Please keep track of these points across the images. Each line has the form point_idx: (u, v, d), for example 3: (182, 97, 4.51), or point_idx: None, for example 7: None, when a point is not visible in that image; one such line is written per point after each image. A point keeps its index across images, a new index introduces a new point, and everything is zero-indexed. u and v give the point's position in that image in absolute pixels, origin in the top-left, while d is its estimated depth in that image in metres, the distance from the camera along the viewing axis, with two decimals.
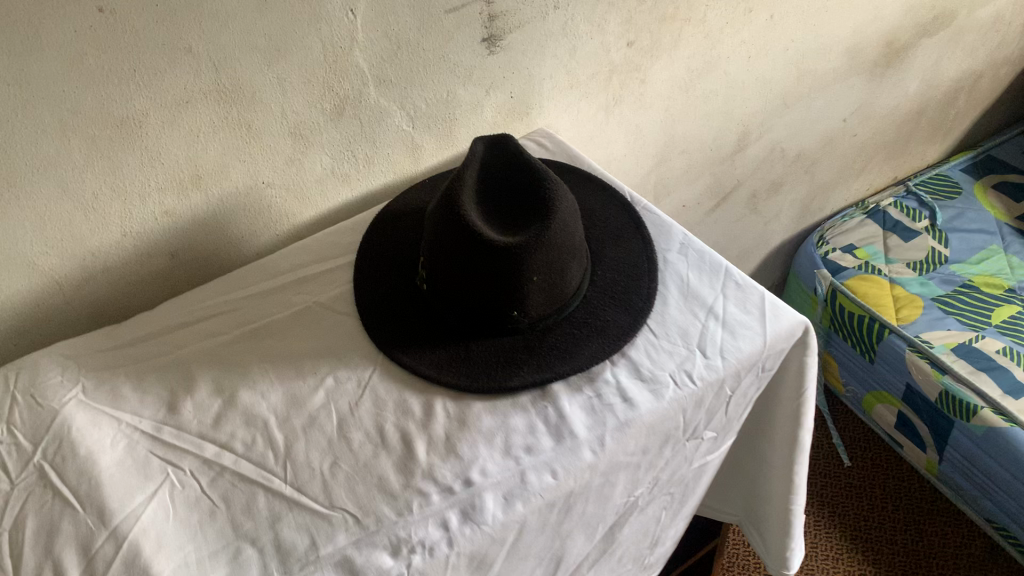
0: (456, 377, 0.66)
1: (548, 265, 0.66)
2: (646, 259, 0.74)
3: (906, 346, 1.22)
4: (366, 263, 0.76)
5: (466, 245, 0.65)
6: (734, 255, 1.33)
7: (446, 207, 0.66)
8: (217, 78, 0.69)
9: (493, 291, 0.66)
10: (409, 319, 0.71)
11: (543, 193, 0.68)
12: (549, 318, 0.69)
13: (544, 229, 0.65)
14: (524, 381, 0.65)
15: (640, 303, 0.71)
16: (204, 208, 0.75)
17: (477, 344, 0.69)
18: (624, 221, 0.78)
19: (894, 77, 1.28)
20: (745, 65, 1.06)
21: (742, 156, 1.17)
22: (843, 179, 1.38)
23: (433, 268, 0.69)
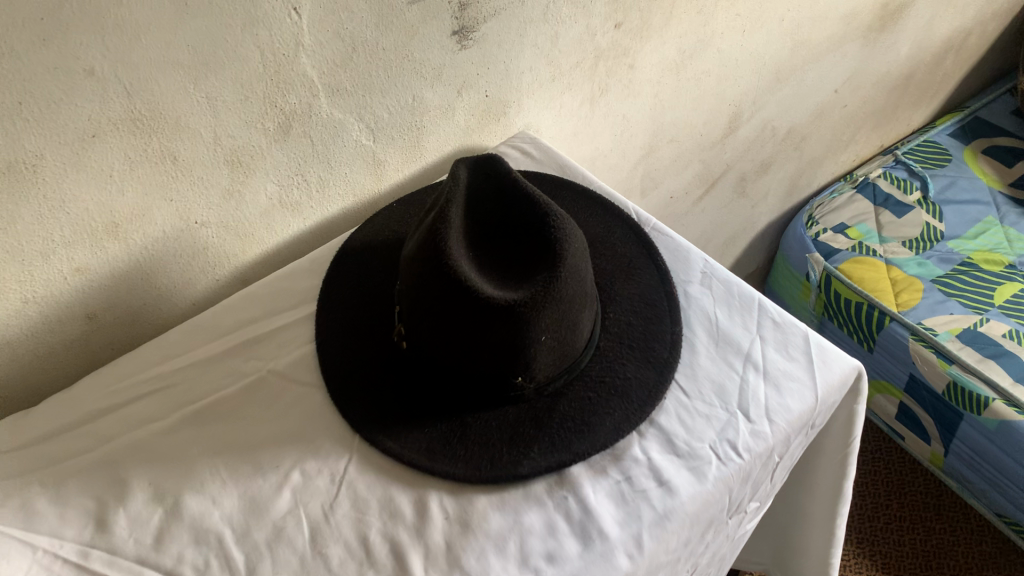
0: (454, 466, 0.54)
1: (559, 322, 0.54)
2: (666, 296, 0.63)
3: (908, 333, 1.13)
4: (330, 314, 0.62)
5: (459, 305, 0.52)
6: (720, 242, 1.23)
7: (430, 255, 0.53)
8: (131, 105, 0.55)
9: (493, 357, 0.54)
10: (389, 389, 0.58)
11: (548, 231, 0.55)
12: (558, 381, 0.57)
13: (554, 279, 0.53)
14: (538, 466, 0.54)
15: (665, 353, 0.59)
16: (125, 259, 0.61)
17: (475, 418, 0.57)
18: (634, 248, 0.66)
19: (888, 41, 1.17)
20: (740, 40, 0.93)
21: (732, 139, 1.06)
22: (831, 153, 1.28)
23: (416, 327, 0.57)
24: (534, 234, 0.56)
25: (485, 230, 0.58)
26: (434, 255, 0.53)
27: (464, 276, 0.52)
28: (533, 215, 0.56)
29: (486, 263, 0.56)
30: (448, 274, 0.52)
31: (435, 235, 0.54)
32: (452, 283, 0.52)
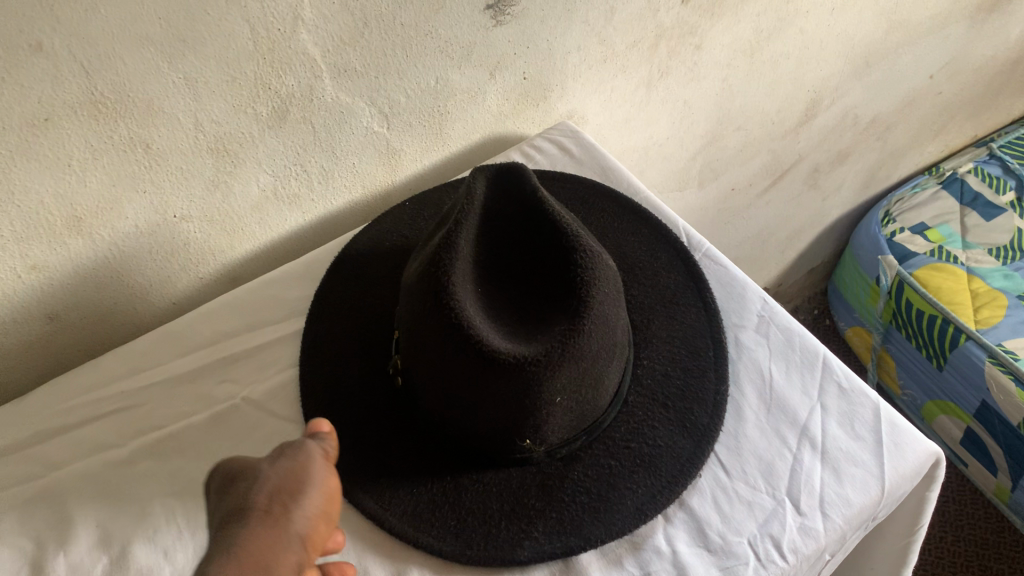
0: (440, 540, 0.45)
1: (580, 383, 0.45)
2: (713, 344, 0.53)
3: (985, 355, 1.00)
4: (321, 333, 0.54)
5: (460, 357, 0.43)
6: (784, 236, 1.12)
7: (429, 291, 0.44)
8: (92, 85, 0.45)
9: (498, 418, 0.45)
10: (377, 432, 0.50)
11: (575, 269, 0.46)
12: (576, 444, 0.48)
13: (577, 332, 0.43)
14: (540, 551, 0.45)
15: (705, 419, 0.50)
16: (92, 257, 0.53)
17: (473, 479, 0.48)
18: (679, 280, 0.56)
19: (999, 22, 1.03)
20: (828, 19, 0.81)
21: (808, 127, 0.94)
22: (916, 144, 1.15)
23: (411, 367, 0.47)
24: (559, 269, 0.47)
25: (502, 258, 0.48)
26: (435, 291, 0.44)
27: (468, 323, 0.43)
28: (560, 246, 0.47)
29: (499, 300, 0.47)
30: (449, 317, 0.43)
31: (438, 265, 0.44)
32: (452, 331, 0.43)
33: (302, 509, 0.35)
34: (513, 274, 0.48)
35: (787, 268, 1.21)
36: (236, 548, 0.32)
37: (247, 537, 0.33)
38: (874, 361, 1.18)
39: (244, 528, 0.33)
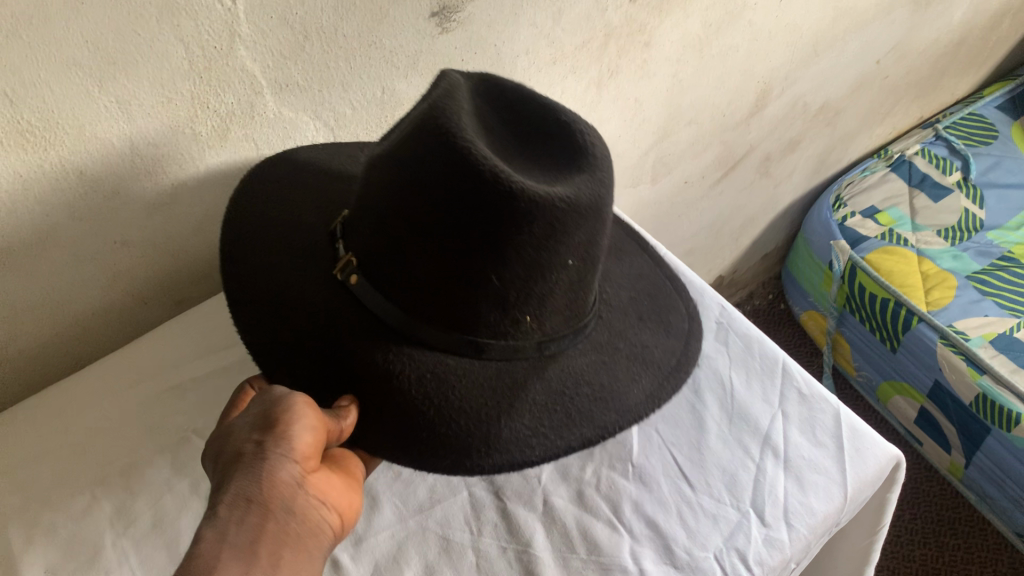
0: (431, 459, 0.39)
1: (588, 251, 0.40)
2: (664, 277, 0.55)
3: (937, 337, 1.02)
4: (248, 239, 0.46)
5: (474, 205, 0.35)
6: (738, 224, 1.12)
7: (430, 134, 0.36)
8: (17, 112, 0.43)
9: (505, 290, 0.38)
10: (328, 337, 0.41)
11: (568, 129, 0.40)
12: (570, 335, 0.43)
13: (593, 182, 0.39)
14: (549, 450, 0.41)
15: (682, 322, 0.52)
16: (27, 289, 0.51)
17: (459, 376, 0.40)
18: (618, 234, 0.58)
19: (941, 6, 1.04)
20: (776, 11, 0.81)
21: (758, 117, 0.94)
22: (865, 128, 1.16)
23: (376, 255, 0.39)
24: (546, 134, 0.41)
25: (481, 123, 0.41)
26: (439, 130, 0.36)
27: (485, 159, 0.35)
28: (544, 109, 0.41)
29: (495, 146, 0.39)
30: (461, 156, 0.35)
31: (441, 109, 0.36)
32: (468, 172, 0.35)
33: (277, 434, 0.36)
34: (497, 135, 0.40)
35: (742, 255, 1.21)
36: (222, 496, 0.34)
37: (233, 481, 0.34)
38: (828, 344, 1.19)
39: (232, 475, 0.35)
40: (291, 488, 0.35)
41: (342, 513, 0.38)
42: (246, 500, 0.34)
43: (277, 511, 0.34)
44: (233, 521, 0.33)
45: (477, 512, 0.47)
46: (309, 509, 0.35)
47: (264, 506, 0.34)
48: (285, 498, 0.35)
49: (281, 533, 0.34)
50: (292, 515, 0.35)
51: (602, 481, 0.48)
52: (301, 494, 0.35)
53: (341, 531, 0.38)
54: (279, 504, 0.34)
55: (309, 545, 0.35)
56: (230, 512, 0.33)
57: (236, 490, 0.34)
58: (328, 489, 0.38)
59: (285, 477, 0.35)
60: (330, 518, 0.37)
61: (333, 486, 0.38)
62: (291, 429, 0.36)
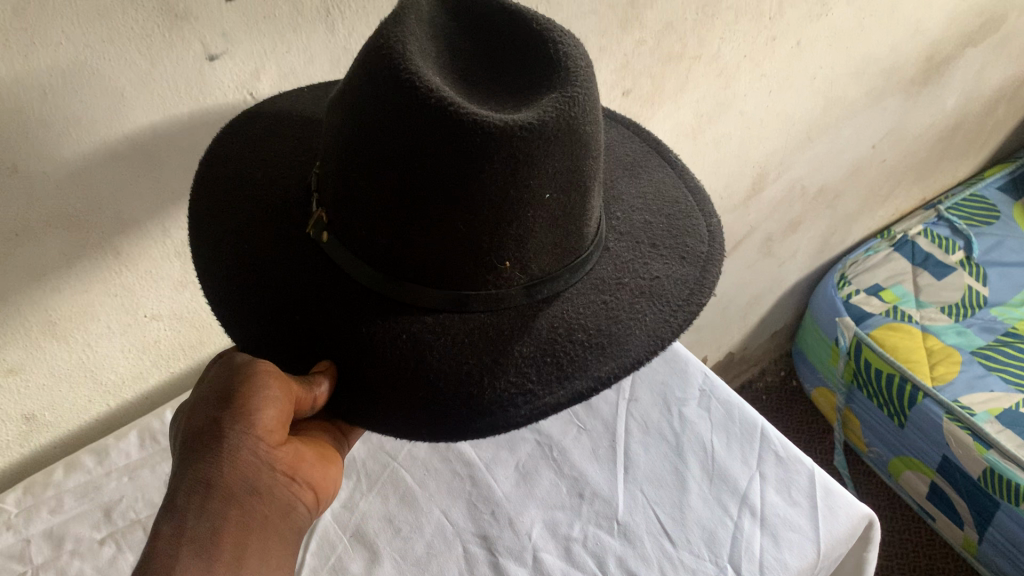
0: (401, 426, 0.36)
1: (570, 177, 0.36)
2: (696, 200, 0.50)
3: (943, 412, 1.03)
4: (223, 198, 0.44)
5: (427, 135, 0.33)
6: (744, 301, 1.16)
7: (378, 65, 0.34)
8: (66, 199, 0.48)
9: (476, 227, 0.35)
10: (299, 296, 0.39)
11: (546, 47, 0.38)
12: (561, 276, 0.39)
13: (571, 97, 0.35)
14: (537, 409, 0.37)
15: (703, 244, 0.47)
16: (65, 358, 0.56)
17: (434, 335, 0.37)
18: (642, 149, 0.54)
19: (932, 93, 1.10)
20: (766, 100, 0.87)
21: (757, 200, 0.99)
22: (866, 209, 1.20)
23: (343, 210, 0.38)
24: (529, 57, 0.39)
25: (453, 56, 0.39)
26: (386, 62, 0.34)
27: (433, 88, 0.33)
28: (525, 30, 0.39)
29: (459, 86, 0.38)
30: (408, 86, 0.33)
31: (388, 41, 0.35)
32: (415, 103, 0.33)
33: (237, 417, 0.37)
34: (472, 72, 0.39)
35: (751, 332, 1.25)
36: (182, 482, 0.37)
37: (193, 465, 0.37)
38: (840, 421, 1.21)
39: (193, 460, 0.37)
40: (250, 471, 0.37)
41: (303, 481, 0.40)
42: (203, 487, 0.36)
43: (240, 494, 0.37)
44: (191, 512, 0.36)
45: (470, 567, 0.49)
46: (274, 488, 0.38)
47: (225, 492, 0.36)
48: (250, 477, 0.37)
49: (243, 513, 0.37)
50: (257, 494, 0.37)
51: (589, 538, 0.50)
52: (259, 475, 0.37)
53: (310, 499, 0.41)
54: (236, 488, 0.37)
55: (274, 523, 0.38)
56: (187, 501, 0.36)
57: (196, 475, 0.36)
58: (297, 459, 0.40)
59: (251, 455, 0.37)
60: (298, 487, 0.40)
61: (303, 457, 0.41)
62: (264, 402, 0.38)
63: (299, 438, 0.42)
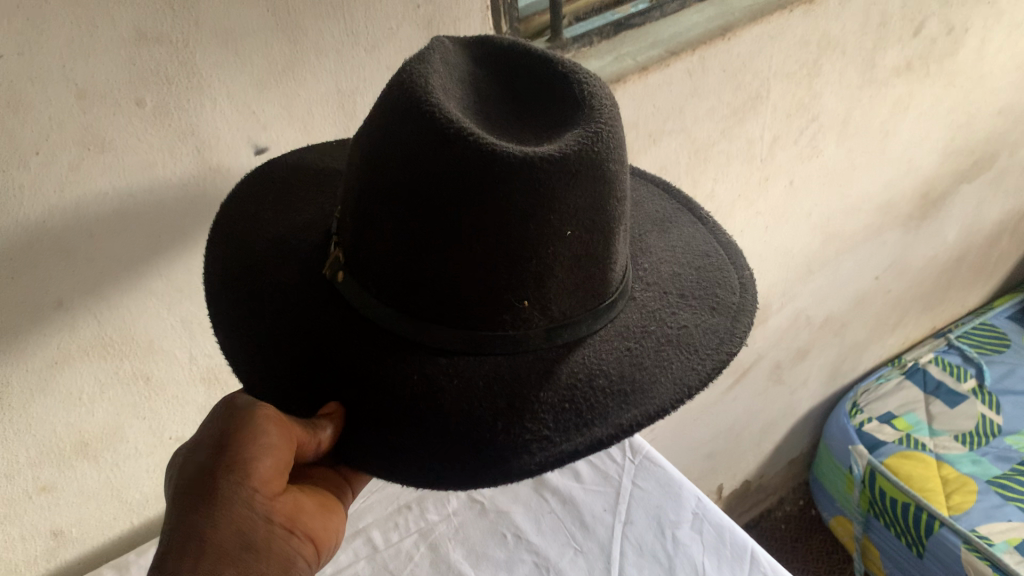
0: (412, 473, 0.38)
1: (591, 219, 0.39)
2: (723, 254, 0.53)
3: (960, 541, 1.02)
4: (236, 267, 0.48)
5: (451, 176, 0.36)
6: (757, 428, 1.18)
7: (406, 105, 0.37)
8: (102, 332, 0.55)
9: (496, 266, 0.37)
10: (309, 340, 0.42)
11: (571, 92, 0.41)
12: (584, 321, 0.41)
13: (595, 134, 0.37)
14: (554, 454, 0.38)
15: (732, 297, 0.49)
16: (94, 477, 0.61)
17: (449, 376, 0.39)
18: (671, 207, 0.57)
19: (931, 227, 1.14)
20: (763, 235, 0.92)
21: (763, 329, 1.03)
22: (875, 337, 1.23)
23: (361, 253, 0.41)
24: (555, 100, 0.42)
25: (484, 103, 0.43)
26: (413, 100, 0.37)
27: (457, 123, 0.36)
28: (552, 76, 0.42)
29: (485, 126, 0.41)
30: (433, 125, 0.36)
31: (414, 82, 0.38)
32: (440, 142, 0.36)
33: (233, 473, 0.39)
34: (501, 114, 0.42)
35: (767, 460, 1.26)
36: (178, 539, 0.38)
37: (188, 523, 0.38)
38: (859, 551, 1.19)
39: (189, 516, 0.38)
40: (244, 527, 0.38)
41: (302, 535, 0.42)
42: (197, 547, 0.37)
43: (235, 553, 0.38)
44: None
45: None
46: (272, 542, 0.39)
47: (218, 552, 0.38)
48: (245, 534, 0.38)
49: (240, 571, 0.38)
50: (253, 550, 0.39)
51: None
52: (254, 531, 0.39)
53: (311, 550, 0.42)
54: (230, 546, 0.38)
55: None
56: (181, 561, 0.37)
57: (192, 533, 0.38)
58: (295, 510, 0.41)
59: (247, 509, 0.39)
60: (298, 540, 0.41)
61: (302, 508, 0.42)
62: (258, 454, 0.39)
63: (299, 488, 0.43)
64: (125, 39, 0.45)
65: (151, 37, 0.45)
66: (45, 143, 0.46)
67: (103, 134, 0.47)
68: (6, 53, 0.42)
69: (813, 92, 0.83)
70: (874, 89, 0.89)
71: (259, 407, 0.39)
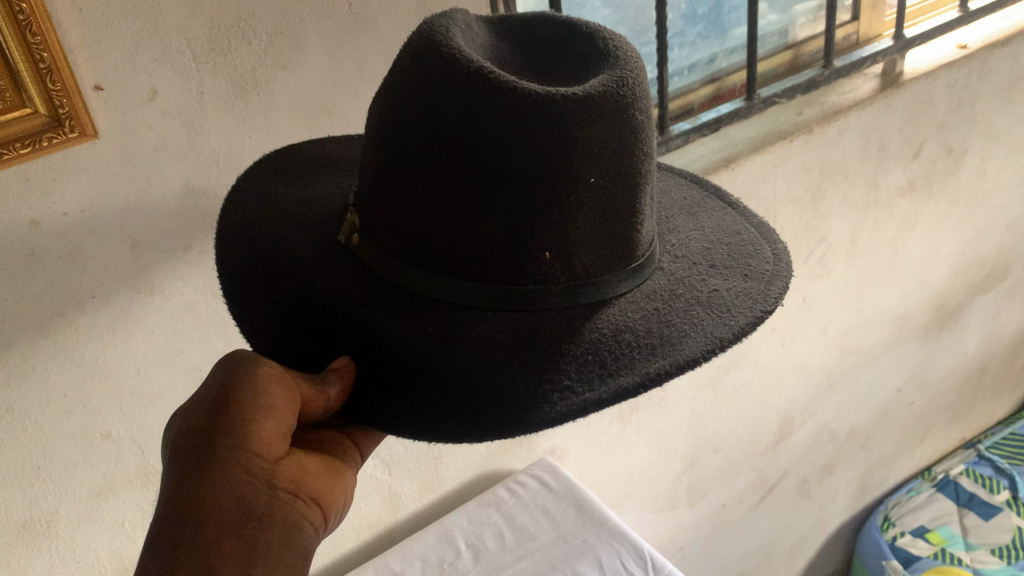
0: (430, 426, 0.39)
1: (614, 167, 0.41)
2: (754, 231, 0.55)
3: None
4: (246, 232, 0.47)
5: (470, 123, 0.38)
6: (788, 545, 1.17)
7: (427, 54, 0.39)
8: (147, 460, 0.59)
9: (518, 215, 0.39)
10: (321, 297, 0.43)
11: (597, 48, 0.43)
12: (608, 279, 0.43)
13: (620, 79, 0.40)
14: (578, 403, 0.39)
15: (765, 266, 0.51)
16: None
17: (466, 329, 0.41)
18: (698, 195, 0.59)
19: (950, 338, 1.16)
20: (780, 351, 0.94)
21: (785, 444, 1.04)
22: (903, 449, 1.23)
23: (376, 211, 0.43)
24: (578, 58, 0.44)
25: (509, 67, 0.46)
26: (433, 48, 0.39)
27: (481, 66, 0.38)
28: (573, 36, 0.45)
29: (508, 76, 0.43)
30: (453, 69, 0.38)
31: (434, 31, 0.40)
32: (464, 85, 0.38)
33: (226, 441, 0.39)
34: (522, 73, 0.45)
35: None
36: (175, 511, 0.38)
37: (184, 493, 0.38)
38: None
39: (184, 486, 0.38)
40: (242, 495, 0.38)
41: (304, 497, 0.42)
42: (192, 519, 0.37)
43: (235, 524, 0.38)
44: (182, 550, 0.37)
45: None
46: (273, 509, 0.40)
47: (216, 524, 0.37)
48: (245, 498, 0.38)
49: (239, 541, 0.38)
50: (253, 516, 0.39)
51: None
52: (252, 498, 0.39)
53: (317, 511, 0.43)
54: (227, 515, 0.38)
55: (276, 544, 0.39)
56: (178, 533, 0.37)
57: (189, 503, 0.38)
58: (298, 473, 0.42)
59: (247, 475, 0.39)
60: (303, 502, 0.42)
61: (306, 472, 0.43)
62: (258, 418, 0.40)
63: (304, 452, 0.44)
64: (175, 191, 0.52)
65: (198, 191, 0.53)
66: (100, 288, 0.52)
67: (152, 278, 0.54)
68: (70, 210, 0.49)
69: (819, 215, 0.87)
70: (880, 208, 0.93)
71: (260, 368, 0.40)
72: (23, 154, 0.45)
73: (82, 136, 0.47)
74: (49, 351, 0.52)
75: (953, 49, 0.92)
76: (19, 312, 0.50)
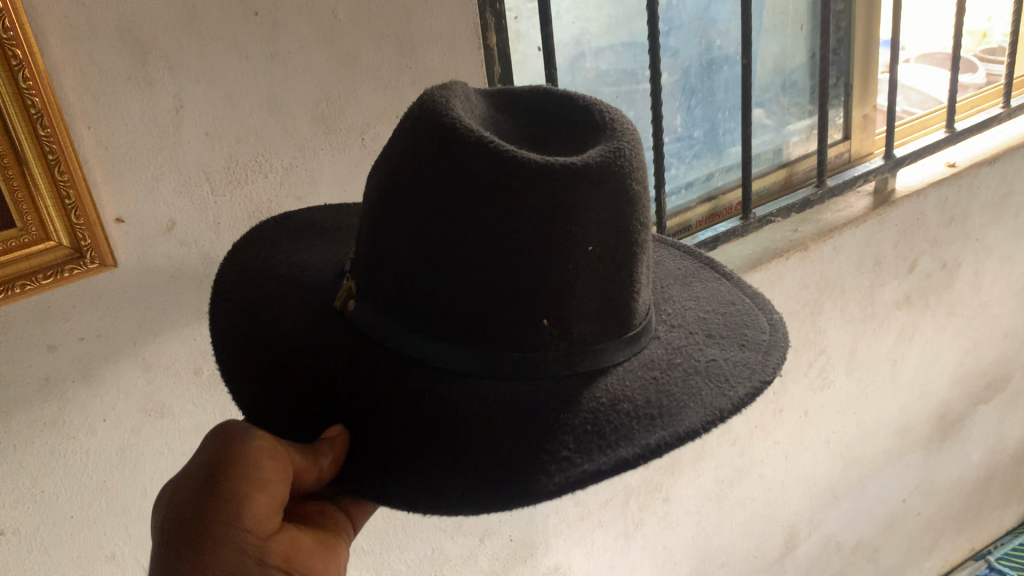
0: (427, 493, 0.39)
1: (612, 236, 0.41)
2: (750, 302, 0.56)
3: None
4: (246, 299, 0.48)
5: (469, 190, 0.38)
6: None
7: (428, 123, 0.40)
8: None
9: (516, 283, 0.40)
10: (315, 364, 0.44)
11: (593, 120, 0.45)
12: (605, 348, 0.43)
13: (617, 150, 0.40)
14: (576, 473, 0.39)
15: (762, 338, 0.52)
16: None
17: (464, 399, 0.41)
18: (693, 267, 0.60)
19: (954, 448, 1.16)
20: (784, 463, 0.95)
21: (792, 557, 1.03)
22: (912, 560, 1.22)
23: (373, 277, 0.43)
24: (573, 127, 0.45)
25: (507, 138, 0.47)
26: (434, 117, 0.40)
27: (481, 136, 0.39)
28: (568, 108, 0.46)
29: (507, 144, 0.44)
30: (452, 138, 0.39)
31: (435, 101, 0.41)
32: (464, 153, 0.38)
33: (219, 514, 0.39)
34: (519, 141, 0.46)
35: None
36: None
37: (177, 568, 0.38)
38: None
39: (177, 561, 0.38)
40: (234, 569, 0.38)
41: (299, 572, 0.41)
42: None
43: None
44: None
45: None
46: None
47: None
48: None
49: None
50: None
51: None
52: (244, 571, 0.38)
53: None
54: None
55: None
56: None
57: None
58: (292, 549, 0.41)
59: (238, 552, 0.39)
60: None
61: (300, 548, 0.42)
62: (251, 491, 0.40)
63: (296, 527, 0.43)
64: (187, 315, 0.54)
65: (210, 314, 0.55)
66: (112, 411, 0.53)
67: (163, 399, 0.55)
68: (87, 335, 0.50)
69: (817, 328, 0.89)
70: (877, 321, 0.95)
71: (254, 441, 0.40)
72: (46, 284, 0.46)
73: (102, 266, 0.48)
74: (58, 474, 0.53)
75: (942, 167, 0.96)
76: (31, 435, 0.51)
